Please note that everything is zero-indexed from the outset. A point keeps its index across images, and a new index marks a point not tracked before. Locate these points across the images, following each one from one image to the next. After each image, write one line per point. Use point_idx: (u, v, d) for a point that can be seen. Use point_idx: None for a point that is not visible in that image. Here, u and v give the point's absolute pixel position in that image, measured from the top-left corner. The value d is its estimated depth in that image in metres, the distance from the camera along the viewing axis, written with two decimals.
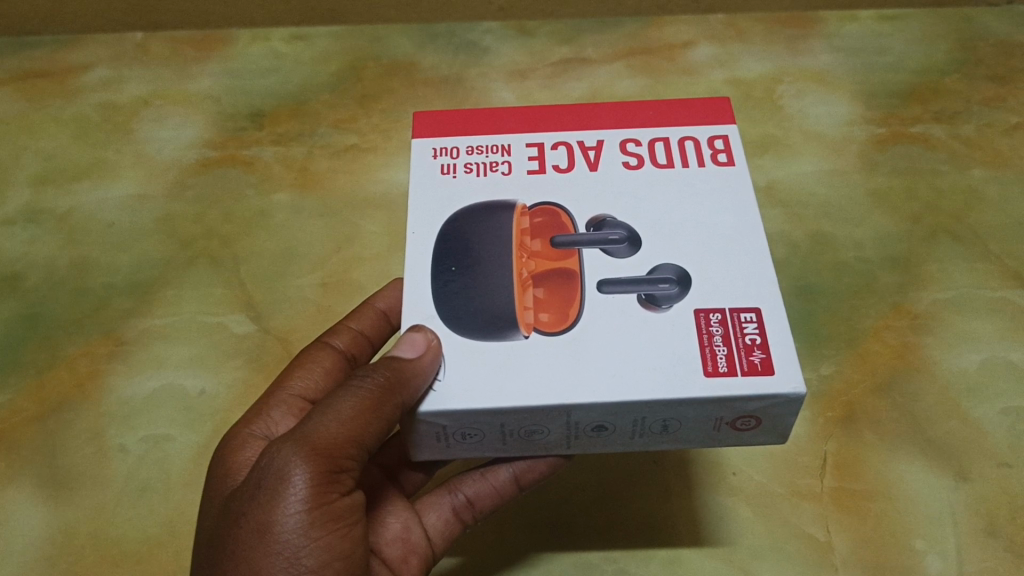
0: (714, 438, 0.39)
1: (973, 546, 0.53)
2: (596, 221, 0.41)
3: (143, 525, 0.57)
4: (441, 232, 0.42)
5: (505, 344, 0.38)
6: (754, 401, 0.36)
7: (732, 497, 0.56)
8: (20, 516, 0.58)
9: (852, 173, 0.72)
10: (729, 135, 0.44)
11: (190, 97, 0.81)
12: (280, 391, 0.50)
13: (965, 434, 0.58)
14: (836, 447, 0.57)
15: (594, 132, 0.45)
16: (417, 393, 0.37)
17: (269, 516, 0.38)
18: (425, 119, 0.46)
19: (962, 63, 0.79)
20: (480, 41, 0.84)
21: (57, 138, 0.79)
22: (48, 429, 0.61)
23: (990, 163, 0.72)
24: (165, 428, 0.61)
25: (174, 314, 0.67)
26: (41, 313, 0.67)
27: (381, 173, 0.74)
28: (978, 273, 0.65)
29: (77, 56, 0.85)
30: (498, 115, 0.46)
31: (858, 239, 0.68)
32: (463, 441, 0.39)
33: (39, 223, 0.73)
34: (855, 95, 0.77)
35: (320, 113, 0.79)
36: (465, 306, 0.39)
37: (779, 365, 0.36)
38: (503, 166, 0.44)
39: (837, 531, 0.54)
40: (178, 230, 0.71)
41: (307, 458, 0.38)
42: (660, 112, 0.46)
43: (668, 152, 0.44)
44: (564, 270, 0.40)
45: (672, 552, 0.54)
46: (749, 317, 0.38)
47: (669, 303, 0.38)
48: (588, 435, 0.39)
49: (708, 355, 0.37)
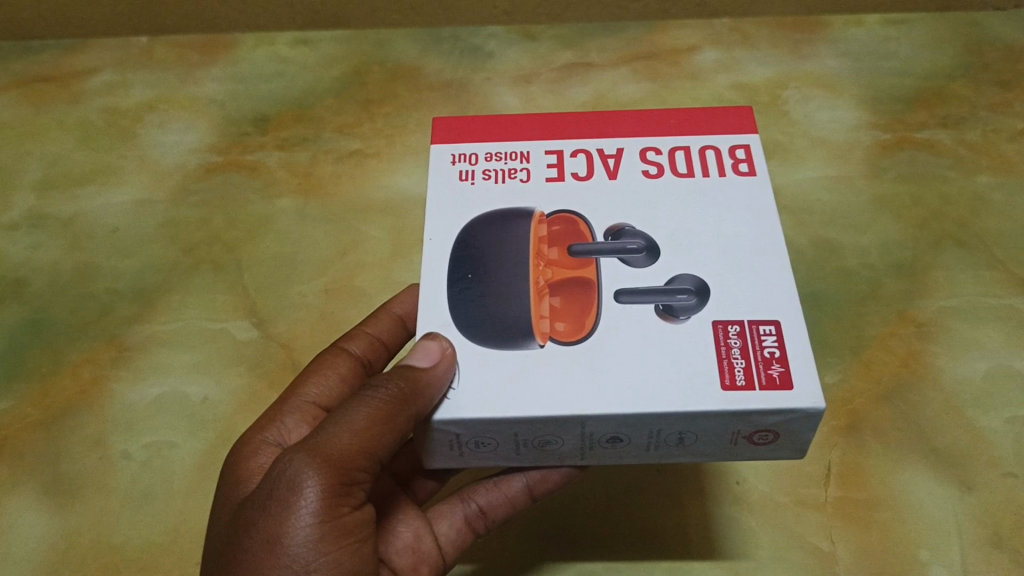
0: (731, 451, 0.39)
1: (978, 556, 0.53)
2: (614, 230, 0.41)
3: (145, 532, 0.56)
4: (458, 240, 0.41)
5: (521, 353, 0.37)
6: (771, 416, 0.36)
7: (736, 507, 0.55)
8: (22, 524, 0.57)
9: (858, 180, 0.71)
10: (751, 145, 0.44)
11: (194, 102, 0.81)
12: (293, 397, 0.49)
13: (971, 443, 0.57)
14: (840, 456, 0.57)
15: (614, 140, 0.45)
16: (431, 403, 0.36)
17: (279, 528, 0.38)
18: (443, 125, 0.46)
19: (967, 68, 0.79)
20: (485, 45, 0.84)
21: (61, 142, 0.79)
22: (51, 437, 0.61)
23: (996, 169, 0.72)
24: (169, 435, 0.61)
25: (178, 320, 0.66)
26: (45, 319, 0.67)
27: (385, 178, 0.74)
28: (983, 280, 0.65)
29: (81, 60, 0.85)
30: (518, 122, 0.46)
31: (864, 246, 0.67)
32: (477, 451, 0.38)
33: (42, 228, 0.73)
34: (860, 100, 0.77)
35: (325, 117, 0.78)
36: (482, 314, 0.39)
37: (798, 379, 0.36)
38: (522, 173, 0.44)
39: (842, 540, 0.54)
40: (182, 236, 0.71)
41: (319, 469, 0.38)
42: (682, 121, 0.45)
43: (689, 161, 0.44)
44: (581, 279, 0.40)
45: (678, 563, 0.54)
46: (768, 330, 0.37)
47: (687, 314, 0.38)
48: (603, 446, 0.38)
49: (726, 368, 0.36)
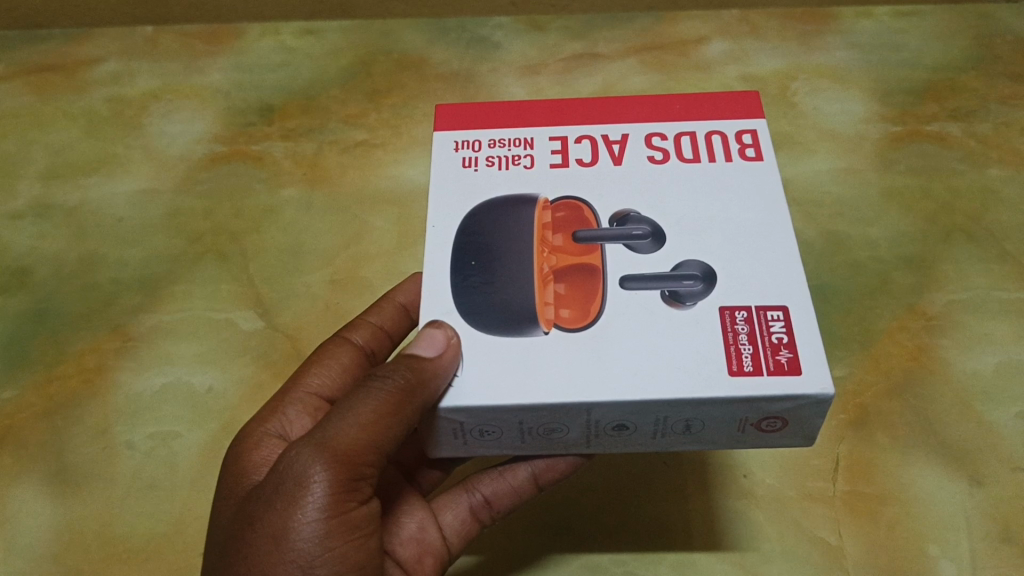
0: (738, 440, 0.38)
1: (989, 552, 0.52)
2: (620, 216, 0.41)
3: (149, 522, 0.56)
4: (461, 226, 0.41)
5: (525, 339, 0.37)
6: (780, 402, 0.35)
7: (743, 500, 0.55)
8: (26, 513, 0.57)
9: (867, 172, 0.71)
10: (758, 129, 0.44)
11: (199, 92, 0.81)
12: (296, 388, 0.49)
13: (982, 437, 0.57)
14: (848, 450, 0.56)
15: (619, 126, 0.44)
16: (437, 392, 0.36)
17: (285, 523, 0.37)
18: (447, 111, 0.45)
19: (979, 60, 0.78)
20: (491, 36, 0.83)
21: (67, 132, 0.79)
22: (55, 425, 0.61)
23: (1007, 162, 0.71)
24: (173, 425, 0.61)
25: (183, 309, 0.66)
26: (50, 309, 0.67)
27: (391, 169, 0.73)
28: (994, 273, 0.64)
29: (87, 50, 0.85)
30: (521, 108, 0.45)
31: (873, 238, 0.67)
32: (481, 438, 0.38)
33: (48, 218, 0.73)
34: (870, 92, 0.76)
35: (330, 108, 0.78)
36: (485, 302, 0.38)
37: (807, 365, 0.35)
38: (526, 159, 0.43)
39: (849, 535, 0.53)
40: (187, 225, 0.71)
41: (326, 464, 0.37)
42: (688, 106, 0.45)
43: (695, 146, 0.43)
44: (586, 266, 0.40)
45: (683, 556, 0.53)
46: (776, 316, 0.37)
47: (693, 300, 0.38)
48: (608, 434, 0.38)
49: (733, 354, 0.36)
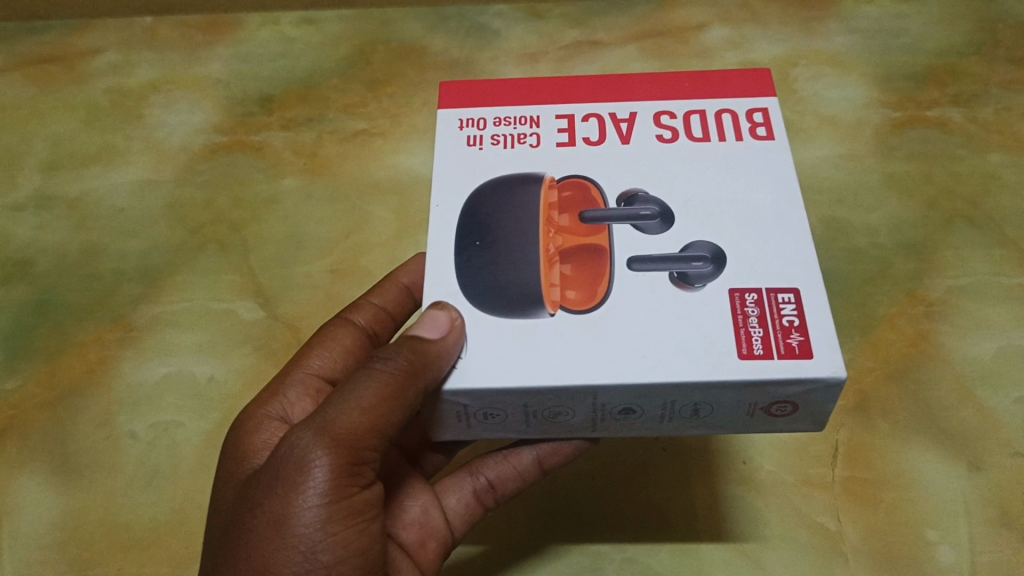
0: (747, 424, 0.38)
1: (987, 536, 0.53)
2: (627, 196, 0.41)
3: (152, 511, 0.57)
4: (466, 206, 0.41)
5: (531, 321, 0.37)
6: (793, 385, 0.35)
7: (744, 486, 0.55)
8: (29, 503, 0.58)
9: (868, 158, 0.71)
10: (768, 108, 0.44)
11: (199, 82, 0.80)
12: (297, 370, 0.49)
13: (981, 423, 0.57)
14: (848, 436, 0.57)
15: (627, 104, 0.44)
16: (439, 375, 0.36)
17: (286, 508, 0.38)
18: (452, 89, 0.45)
19: (981, 44, 0.77)
20: (491, 24, 0.83)
21: (66, 123, 0.79)
22: (57, 416, 0.61)
23: (1008, 148, 0.70)
24: (175, 414, 0.61)
25: (185, 300, 0.66)
26: (52, 299, 0.67)
27: (390, 158, 0.73)
28: (994, 259, 0.64)
29: (87, 41, 0.85)
30: (528, 85, 0.45)
31: (874, 225, 0.67)
32: (485, 421, 0.38)
33: (48, 209, 0.73)
34: (871, 78, 0.76)
35: (330, 97, 0.78)
36: (491, 282, 0.39)
37: (819, 349, 0.36)
38: (532, 138, 0.43)
39: (848, 519, 0.54)
40: (187, 216, 0.71)
41: (328, 448, 0.37)
42: (698, 85, 0.45)
43: (705, 124, 0.43)
44: (592, 247, 0.40)
45: (686, 543, 0.53)
46: (787, 299, 0.37)
47: (702, 282, 0.38)
48: (614, 418, 0.38)
49: (743, 337, 0.36)
